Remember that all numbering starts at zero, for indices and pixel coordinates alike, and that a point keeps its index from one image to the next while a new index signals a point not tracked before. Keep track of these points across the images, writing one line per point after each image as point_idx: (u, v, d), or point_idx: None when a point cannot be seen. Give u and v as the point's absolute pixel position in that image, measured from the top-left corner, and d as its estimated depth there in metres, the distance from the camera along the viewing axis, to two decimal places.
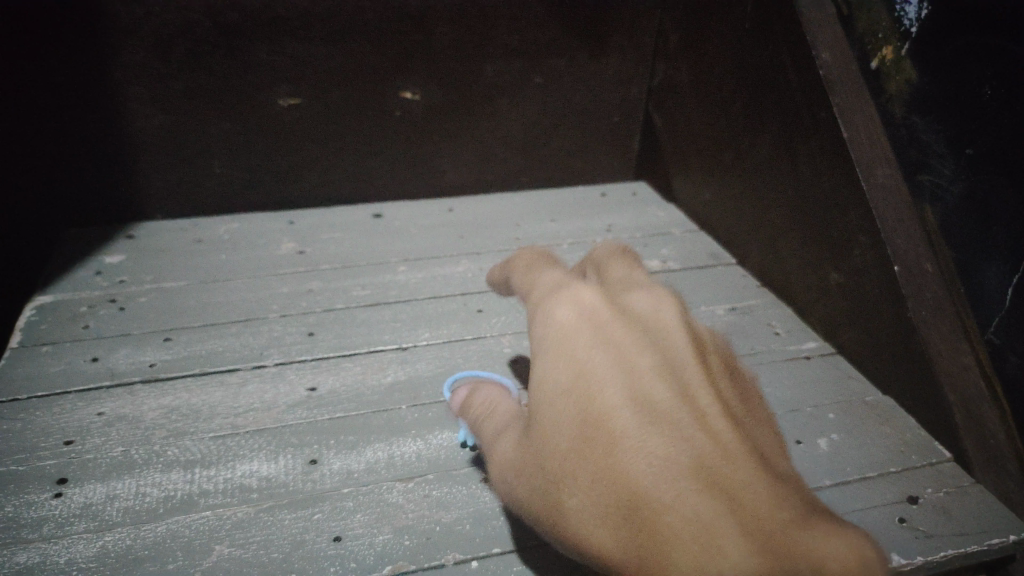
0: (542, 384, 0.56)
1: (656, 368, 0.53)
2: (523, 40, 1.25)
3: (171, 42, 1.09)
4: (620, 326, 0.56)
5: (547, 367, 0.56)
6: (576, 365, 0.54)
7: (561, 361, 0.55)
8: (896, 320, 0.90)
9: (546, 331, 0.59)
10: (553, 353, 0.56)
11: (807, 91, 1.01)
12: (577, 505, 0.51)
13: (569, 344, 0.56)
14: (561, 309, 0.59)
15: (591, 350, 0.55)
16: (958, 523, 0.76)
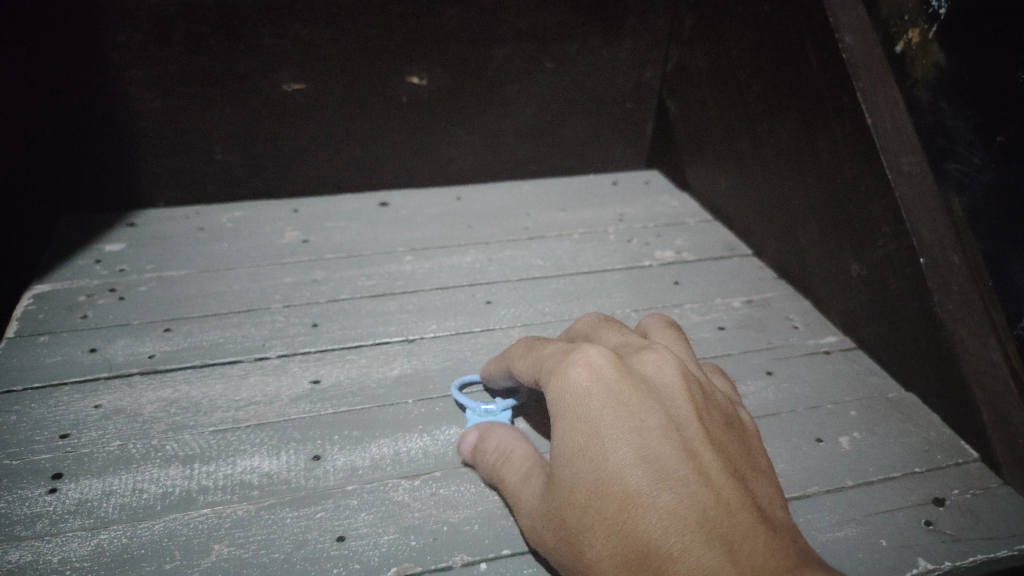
0: (556, 443, 0.53)
1: (665, 428, 0.50)
2: (534, 24, 1.22)
3: (171, 24, 1.06)
4: (627, 383, 0.52)
5: (558, 423, 0.53)
6: (585, 423, 0.51)
7: (570, 420, 0.52)
8: (921, 314, 0.87)
9: (553, 390, 0.55)
10: (564, 410, 0.53)
11: (829, 75, 0.97)
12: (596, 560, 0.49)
13: (579, 401, 0.52)
14: (566, 364, 0.55)
15: (600, 410, 0.51)
16: (986, 526, 0.73)
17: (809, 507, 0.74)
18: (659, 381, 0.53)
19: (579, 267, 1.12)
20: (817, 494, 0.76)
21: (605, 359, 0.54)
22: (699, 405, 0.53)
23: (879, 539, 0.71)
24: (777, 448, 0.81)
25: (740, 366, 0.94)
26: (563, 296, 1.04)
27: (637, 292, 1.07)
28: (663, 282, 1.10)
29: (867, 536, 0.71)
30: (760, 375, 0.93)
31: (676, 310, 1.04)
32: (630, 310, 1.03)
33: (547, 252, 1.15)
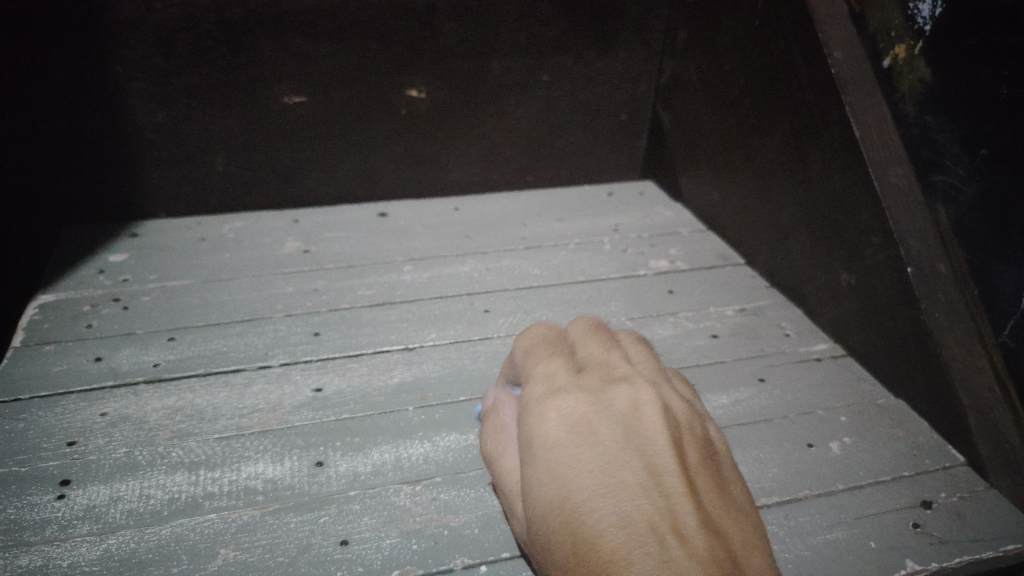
0: (531, 488, 0.50)
1: (640, 483, 0.45)
2: (530, 38, 1.24)
3: (174, 38, 1.07)
4: (606, 435, 0.50)
5: (535, 467, 0.50)
6: (562, 472, 0.49)
7: (546, 469, 0.50)
8: (909, 322, 0.89)
9: (529, 428, 0.52)
10: (538, 456, 0.51)
11: (818, 89, 1.00)
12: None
13: (554, 445, 0.50)
14: (542, 405, 0.53)
15: (575, 462, 0.48)
16: (972, 528, 0.75)
17: (801, 511, 0.76)
18: (638, 433, 0.49)
19: (575, 276, 1.14)
20: (808, 497, 0.78)
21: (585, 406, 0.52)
22: (683, 455, 0.48)
23: (867, 542, 0.73)
24: (770, 453, 0.83)
25: (733, 374, 0.96)
26: (560, 305, 1.06)
27: (632, 301, 1.09)
28: (657, 291, 1.12)
29: (857, 539, 0.73)
30: (752, 382, 0.95)
31: (671, 318, 1.06)
32: (625, 319, 1.05)
33: (544, 261, 1.17)
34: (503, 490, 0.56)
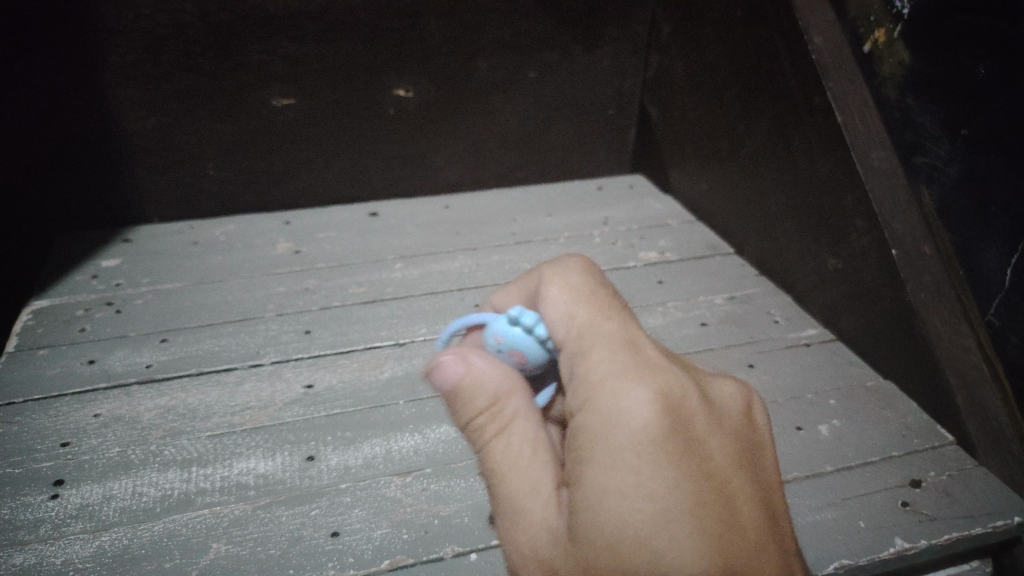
0: (609, 479, 0.46)
1: (708, 476, 0.46)
2: (516, 35, 1.24)
3: (161, 45, 1.08)
4: (710, 447, 0.48)
5: (626, 459, 0.46)
6: (664, 475, 0.46)
7: (643, 467, 0.46)
8: (894, 305, 0.89)
9: (613, 405, 0.48)
10: (632, 447, 0.47)
11: (799, 76, 1.00)
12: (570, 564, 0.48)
13: (658, 445, 0.46)
14: (639, 388, 0.48)
15: (684, 471, 0.46)
16: (960, 505, 0.75)
17: (790, 493, 0.76)
18: (737, 448, 0.50)
19: None
20: (797, 479, 0.78)
21: (686, 401, 0.49)
22: (761, 469, 0.51)
23: (856, 521, 0.73)
24: None
25: (723, 361, 0.96)
26: None
27: (622, 292, 1.10)
28: (646, 282, 1.13)
29: (846, 519, 0.73)
30: (742, 368, 0.95)
31: (660, 308, 1.06)
32: None
33: (534, 255, 1.18)
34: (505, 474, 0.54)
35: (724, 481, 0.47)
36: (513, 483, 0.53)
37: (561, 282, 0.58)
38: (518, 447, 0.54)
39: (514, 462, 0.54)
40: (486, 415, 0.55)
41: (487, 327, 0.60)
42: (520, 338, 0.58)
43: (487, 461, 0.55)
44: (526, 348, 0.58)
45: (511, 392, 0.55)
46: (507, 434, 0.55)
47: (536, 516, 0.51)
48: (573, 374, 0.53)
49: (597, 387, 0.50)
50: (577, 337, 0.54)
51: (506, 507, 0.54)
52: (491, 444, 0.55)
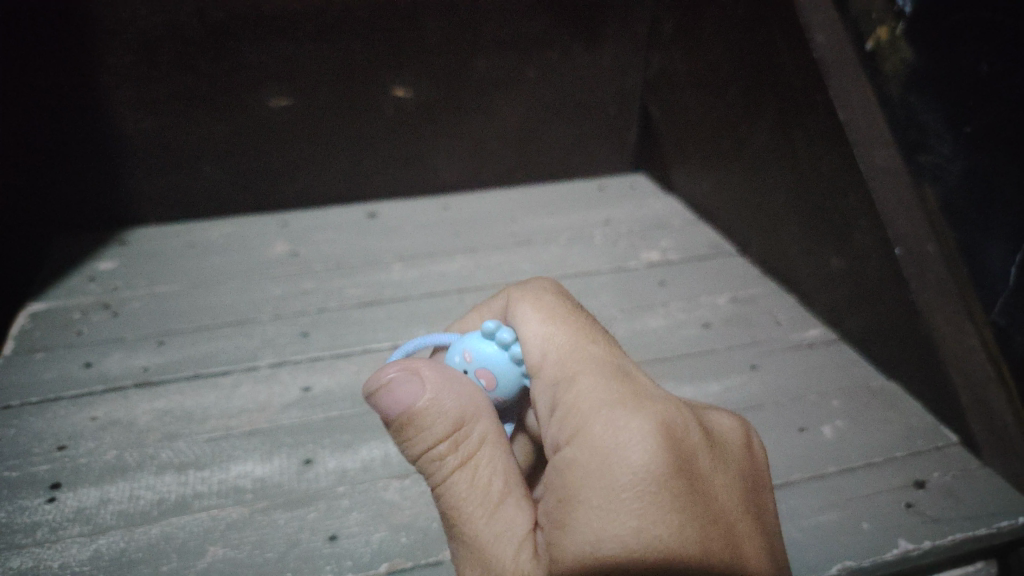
0: (606, 524, 0.43)
1: (710, 519, 0.45)
2: (515, 35, 1.23)
3: (156, 45, 1.08)
4: (711, 485, 0.46)
5: (624, 502, 0.43)
6: (665, 521, 0.43)
7: (644, 512, 0.43)
8: (897, 305, 0.88)
9: (611, 440, 0.45)
10: (631, 489, 0.44)
11: (797, 74, 0.99)
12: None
13: (660, 488, 0.44)
14: (638, 420, 0.45)
15: (685, 518, 0.43)
16: (965, 506, 0.75)
17: (793, 494, 0.76)
18: (733, 489, 0.48)
19: (567, 270, 1.14)
20: (801, 480, 0.78)
21: (686, 436, 0.46)
22: (758, 504, 0.49)
23: (861, 523, 0.72)
24: (763, 437, 0.83)
25: (725, 362, 0.95)
26: None
27: (623, 293, 1.09)
28: (648, 282, 1.12)
29: (850, 520, 0.73)
30: (744, 369, 0.94)
31: (662, 309, 1.06)
32: (616, 311, 1.04)
33: (535, 256, 1.17)
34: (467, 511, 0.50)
35: (724, 527, 0.45)
36: (483, 522, 0.49)
37: (537, 302, 0.55)
38: (487, 479, 0.50)
39: (483, 497, 0.50)
40: (449, 442, 0.51)
41: (462, 345, 0.58)
42: (493, 355, 0.56)
43: (448, 498, 0.51)
44: (497, 367, 0.55)
45: (475, 416, 0.52)
46: (474, 466, 0.50)
47: (508, 560, 0.47)
48: (559, 402, 0.49)
49: (592, 418, 0.46)
50: (562, 361, 0.51)
51: (473, 549, 0.49)
52: (455, 478, 0.50)
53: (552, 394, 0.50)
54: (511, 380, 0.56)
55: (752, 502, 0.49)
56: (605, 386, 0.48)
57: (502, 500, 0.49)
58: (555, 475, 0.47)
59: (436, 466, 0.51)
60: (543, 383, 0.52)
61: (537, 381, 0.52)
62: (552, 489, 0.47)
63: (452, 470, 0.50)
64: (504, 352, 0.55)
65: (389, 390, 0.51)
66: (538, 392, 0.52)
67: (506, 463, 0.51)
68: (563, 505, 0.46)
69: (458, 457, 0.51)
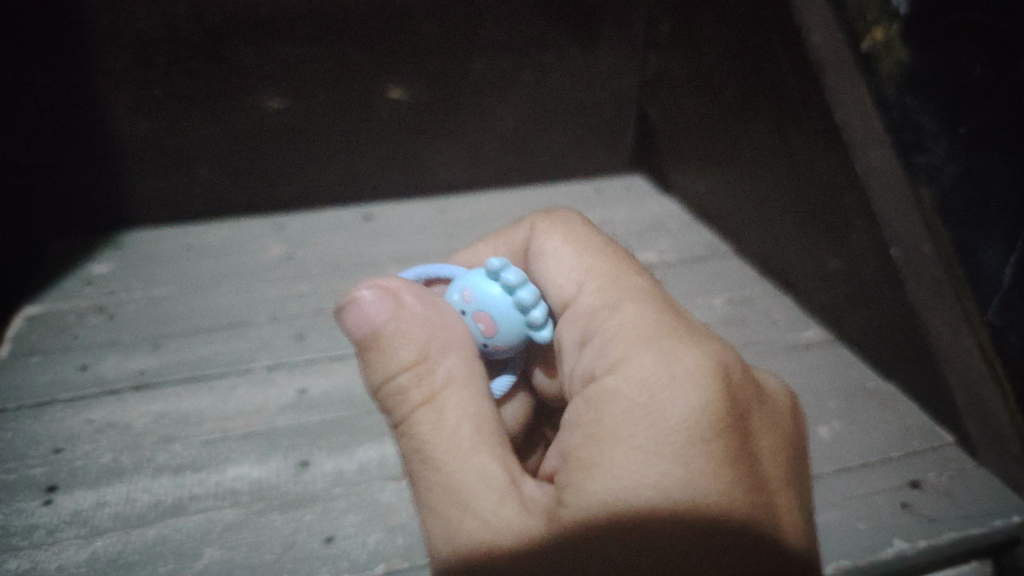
0: (641, 455, 0.46)
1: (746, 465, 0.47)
2: (510, 36, 1.23)
3: (153, 47, 1.08)
4: (750, 435, 0.48)
5: (666, 437, 0.46)
6: (709, 467, 0.45)
7: (688, 454, 0.45)
8: (894, 305, 0.88)
9: (663, 378, 0.48)
10: (681, 428, 0.46)
11: (792, 74, 0.99)
12: (547, 546, 0.45)
13: (711, 433, 0.46)
14: (686, 366, 0.48)
15: (723, 460, 0.46)
16: (960, 505, 0.76)
17: None
18: (780, 455, 0.50)
19: None
20: None
21: (733, 387, 0.49)
22: (796, 467, 0.51)
23: (856, 523, 0.73)
24: None
25: None
26: None
27: None
28: None
29: (845, 520, 0.73)
30: None
31: None
32: None
33: None
34: (430, 447, 0.50)
35: (767, 487, 0.47)
36: (454, 463, 0.49)
37: (568, 235, 0.61)
38: (453, 421, 0.51)
39: (450, 438, 0.50)
40: (411, 373, 0.53)
41: (463, 284, 0.61)
42: (497, 299, 0.59)
43: (411, 433, 0.52)
44: (497, 309, 0.59)
45: (440, 354, 0.54)
46: (441, 407, 0.51)
47: (486, 503, 0.48)
48: (599, 329, 0.54)
49: (642, 355, 0.50)
50: (604, 294, 0.55)
51: (439, 494, 0.49)
52: (422, 418, 0.51)
53: (587, 321, 0.55)
54: (508, 326, 0.59)
55: (796, 474, 0.51)
56: (657, 329, 0.52)
57: (469, 443, 0.50)
58: (592, 407, 0.50)
59: (401, 400, 0.53)
60: (574, 314, 0.57)
61: (568, 310, 0.58)
62: (585, 425, 0.50)
63: (421, 411, 0.52)
64: (509, 296, 0.59)
65: (356, 309, 0.55)
66: (567, 323, 0.57)
67: (473, 407, 0.52)
68: (596, 438, 0.48)
69: (424, 393, 0.52)
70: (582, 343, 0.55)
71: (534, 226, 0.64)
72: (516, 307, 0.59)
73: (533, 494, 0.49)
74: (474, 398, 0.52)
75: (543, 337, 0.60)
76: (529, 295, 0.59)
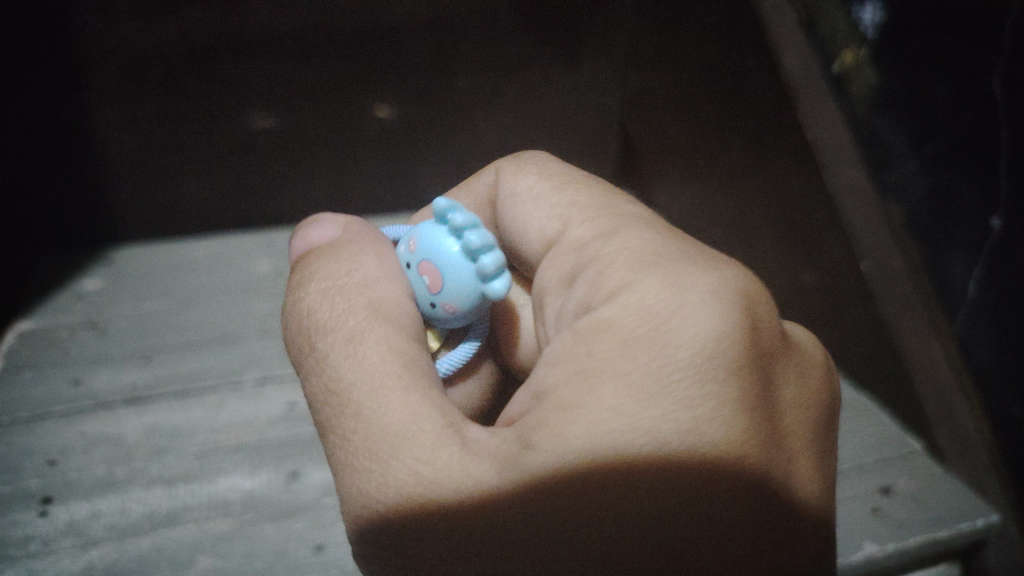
0: (644, 390, 0.48)
1: (755, 404, 0.48)
2: (494, 57, 1.24)
3: (143, 67, 1.09)
4: (765, 378, 0.50)
5: (672, 374, 0.48)
6: (716, 407, 0.47)
7: (691, 395, 0.47)
8: (865, 318, 0.92)
9: (671, 310, 0.51)
10: (688, 367, 0.48)
11: (765, 94, 1.02)
12: (506, 485, 0.47)
13: (725, 371, 0.48)
14: (701, 306, 0.50)
15: (731, 399, 0.47)
16: (927, 509, 0.80)
17: None
18: (799, 406, 0.52)
19: None
20: None
21: (752, 329, 0.51)
22: (816, 418, 0.53)
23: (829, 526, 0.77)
24: None
25: None
26: None
27: None
28: None
29: None
30: None
31: None
32: None
33: None
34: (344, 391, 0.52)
35: (779, 434, 0.49)
36: (375, 406, 0.51)
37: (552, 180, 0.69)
38: (370, 360, 0.53)
39: (366, 375, 0.52)
40: (321, 298, 0.58)
41: (414, 235, 0.65)
42: (440, 246, 0.63)
43: (330, 377, 0.54)
44: (440, 257, 0.63)
45: (351, 291, 0.59)
46: (358, 344, 0.54)
47: (421, 447, 0.49)
48: (597, 258, 0.59)
49: (644, 288, 0.52)
50: (597, 226, 0.62)
51: (360, 444, 0.50)
52: (337, 353, 0.54)
53: (580, 252, 0.61)
54: (450, 274, 0.62)
55: (813, 428, 0.52)
56: (659, 263, 0.55)
57: (388, 379, 0.52)
58: (587, 338, 0.53)
59: (313, 335, 0.57)
60: (564, 247, 0.63)
61: (558, 247, 0.64)
62: (575, 361, 0.52)
63: (337, 350, 0.55)
64: (455, 241, 0.63)
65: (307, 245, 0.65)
66: (556, 256, 0.64)
67: (392, 345, 0.54)
68: (585, 371, 0.51)
69: (338, 332, 0.56)
70: (572, 278, 0.61)
71: (514, 174, 0.71)
72: (462, 253, 0.62)
73: (477, 436, 0.51)
74: (393, 338, 0.55)
75: (493, 287, 0.61)
76: (475, 239, 0.61)
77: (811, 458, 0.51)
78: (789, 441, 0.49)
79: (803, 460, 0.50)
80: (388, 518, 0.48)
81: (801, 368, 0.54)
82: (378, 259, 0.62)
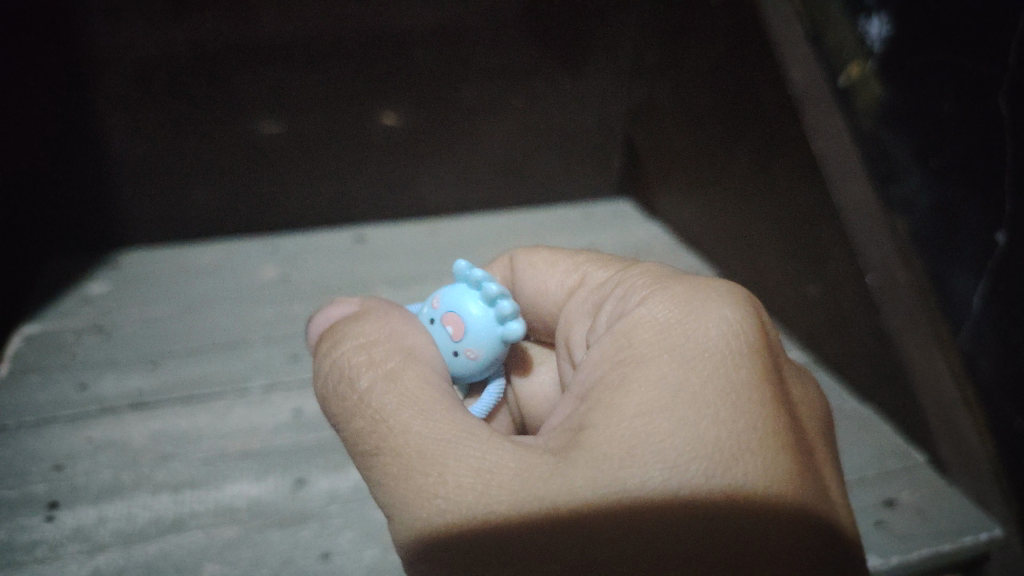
0: (681, 371, 0.49)
1: (780, 390, 0.50)
2: (499, 66, 1.25)
3: (152, 73, 1.10)
4: (781, 371, 0.52)
5: (704, 357, 0.49)
6: (749, 383, 0.48)
7: (733, 374, 0.48)
8: (870, 333, 0.93)
9: (695, 309, 0.52)
10: (719, 350, 0.49)
11: (771, 109, 1.03)
12: (550, 471, 0.46)
13: (750, 356, 0.50)
14: (720, 305, 0.53)
15: (760, 380, 0.49)
16: (931, 523, 0.81)
17: None
18: (810, 407, 0.53)
19: None
20: None
21: (764, 329, 0.53)
22: (824, 422, 0.54)
23: None
24: None
25: None
26: None
27: None
28: None
29: None
30: None
31: None
32: None
33: None
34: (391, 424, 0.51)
35: (801, 423, 0.50)
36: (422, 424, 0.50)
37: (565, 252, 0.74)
38: (419, 391, 0.53)
39: (416, 405, 0.52)
40: (361, 348, 0.58)
41: (434, 297, 0.68)
42: (461, 299, 0.66)
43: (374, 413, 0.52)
44: (461, 308, 0.65)
45: (384, 341, 0.58)
46: (400, 381, 0.54)
47: (475, 447, 0.48)
48: (619, 284, 0.61)
49: (669, 295, 0.54)
50: (612, 268, 0.66)
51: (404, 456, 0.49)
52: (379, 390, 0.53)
53: (601, 291, 0.64)
54: (473, 322, 0.64)
55: (824, 429, 0.53)
56: (672, 279, 0.57)
57: (435, 407, 0.52)
58: (615, 345, 0.53)
59: (350, 381, 0.55)
60: (586, 289, 0.67)
61: (580, 292, 0.67)
62: (606, 361, 0.53)
63: (379, 388, 0.54)
64: (475, 295, 0.66)
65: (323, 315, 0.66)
66: (576, 299, 0.67)
67: (432, 380, 0.55)
68: (627, 358, 0.51)
69: (376, 371, 0.55)
70: (597, 309, 0.63)
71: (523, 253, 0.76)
72: (483, 304, 0.65)
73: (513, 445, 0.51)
74: (430, 375, 0.56)
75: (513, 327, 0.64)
76: (493, 286, 0.65)
77: (829, 454, 0.51)
78: (810, 433, 0.51)
79: (824, 452, 0.51)
80: (418, 532, 0.46)
81: (802, 377, 0.56)
82: (403, 315, 0.63)
